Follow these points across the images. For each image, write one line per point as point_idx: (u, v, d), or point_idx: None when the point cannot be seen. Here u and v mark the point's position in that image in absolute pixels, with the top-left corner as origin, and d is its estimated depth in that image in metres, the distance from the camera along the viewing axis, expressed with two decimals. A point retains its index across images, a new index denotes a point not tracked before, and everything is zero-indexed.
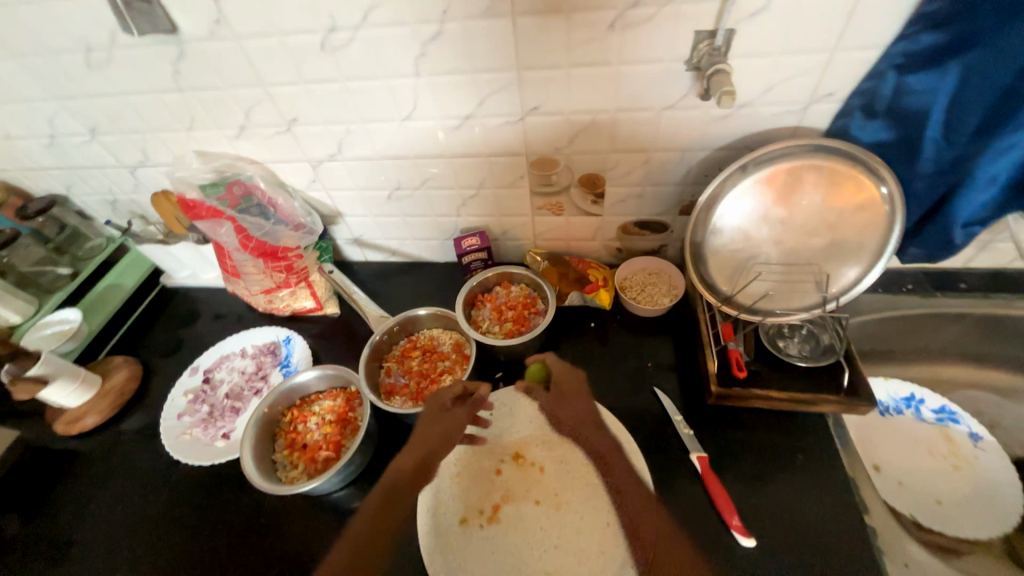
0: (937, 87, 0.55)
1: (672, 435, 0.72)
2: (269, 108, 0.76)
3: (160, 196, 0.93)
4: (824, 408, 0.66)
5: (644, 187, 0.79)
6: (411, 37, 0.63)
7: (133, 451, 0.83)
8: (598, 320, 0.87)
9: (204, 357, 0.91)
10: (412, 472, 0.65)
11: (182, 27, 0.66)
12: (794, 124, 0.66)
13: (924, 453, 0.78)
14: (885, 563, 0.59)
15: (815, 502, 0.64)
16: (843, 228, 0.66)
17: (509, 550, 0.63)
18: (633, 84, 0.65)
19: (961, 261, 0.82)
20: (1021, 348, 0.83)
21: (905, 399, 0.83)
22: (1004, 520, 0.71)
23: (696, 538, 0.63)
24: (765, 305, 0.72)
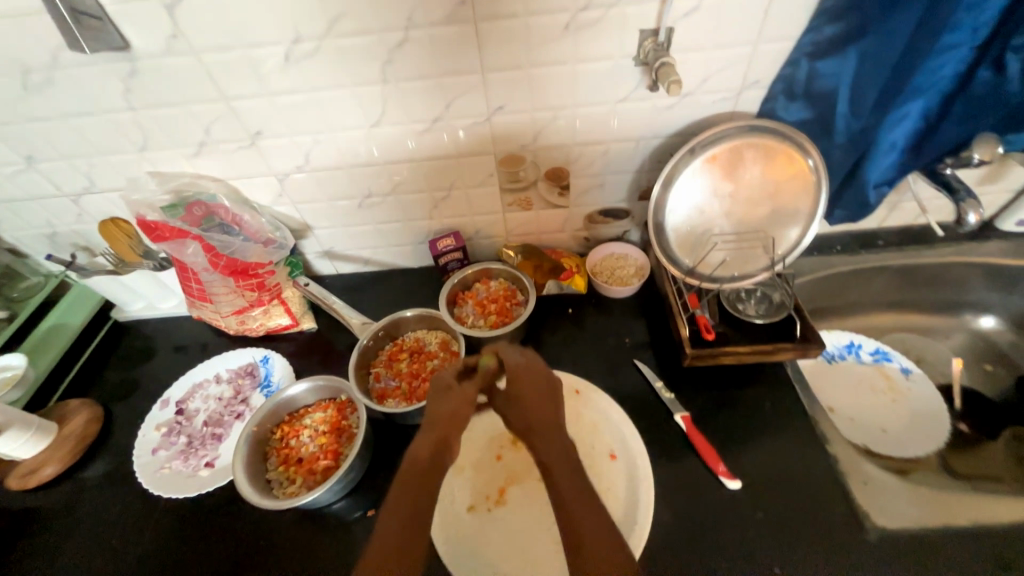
0: (842, 69, 0.65)
1: (656, 401, 0.77)
2: (231, 122, 0.75)
3: (110, 224, 0.89)
4: (783, 356, 0.73)
5: (605, 177, 0.86)
6: (377, 46, 0.66)
7: (103, 497, 0.77)
8: (574, 306, 0.92)
9: (174, 388, 0.86)
10: (432, 456, 0.57)
11: (135, 44, 0.65)
12: (729, 110, 0.75)
13: (867, 391, 0.89)
14: (848, 482, 0.67)
15: (788, 442, 0.71)
16: (781, 196, 0.75)
17: (520, 528, 0.66)
18: (588, 81, 0.71)
19: (876, 221, 0.94)
20: (930, 292, 0.98)
21: (846, 346, 0.94)
22: (937, 438, 0.83)
23: (691, 489, 0.68)
24: (723, 273, 0.80)
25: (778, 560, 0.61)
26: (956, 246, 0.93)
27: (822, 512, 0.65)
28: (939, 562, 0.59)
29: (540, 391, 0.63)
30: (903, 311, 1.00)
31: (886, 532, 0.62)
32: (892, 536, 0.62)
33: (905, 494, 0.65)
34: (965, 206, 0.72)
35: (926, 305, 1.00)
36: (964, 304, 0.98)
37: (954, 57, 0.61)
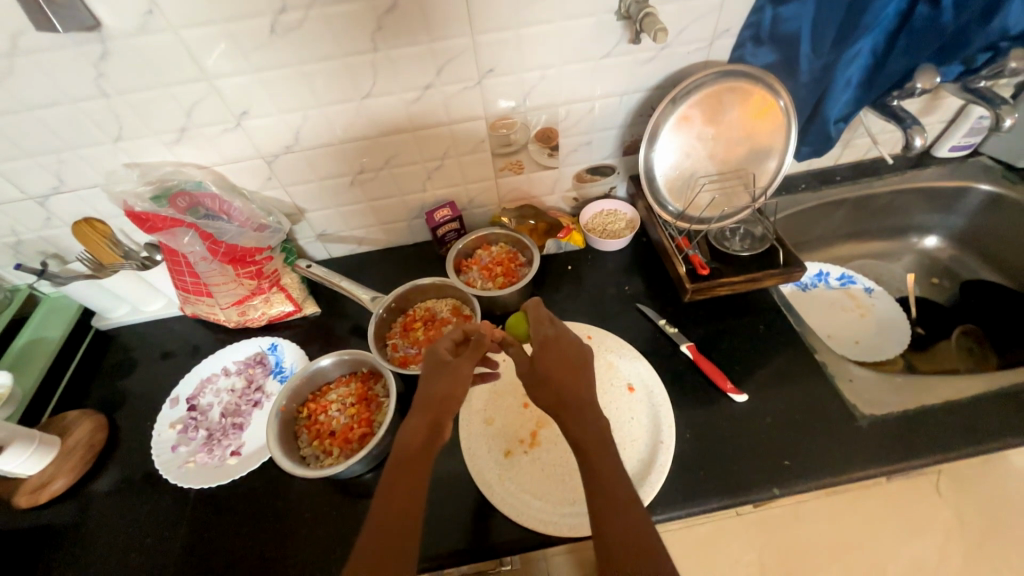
0: (802, 12, 0.72)
1: (662, 338, 0.83)
2: (215, 103, 0.72)
3: (85, 226, 0.84)
4: (766, 283, 0.81)
5: (592, 135, 0.89)
6: (367, 12, 0.66)
7: (126, 501, 0.75)
8: (573, 262, 0.97)
9: (182, 386, 0.84)
10: (425, 438, 0.58)
11: (107, 23, 0.61)
12: (704, 59, 0.80)
13: (839, 311, 0.99)
14: (837, 382, 0.76)
15: (781, 357, 0.79)
16: (755, 137, 0.81)
17: (556, 464, 0.70)
18: (574, 37, 0.74)
19: (833, 159, 1.04)
20: (882, 219, 1.09)
21: (816, 276, 1.03)
22: (901, 342, 0.94)
23: (704, 409, 0.75)
24: (711, 213, 0.86)
25: (788, 455, 0.69)
26: (901, 175, 1.04)
27: (819, 411, 0.73)
28: (918, 436, 0.69)
29: (557, 365, 0.61)
30: (860, 239, 1.12)
31: (874, 420, 0.71)
32: (879, 420, 0.71)
33: (886, 385, 0.75)
34: (911, 132, 0.79)
35: (879, 232, 1.11)
36: (911, 227, 1.10)
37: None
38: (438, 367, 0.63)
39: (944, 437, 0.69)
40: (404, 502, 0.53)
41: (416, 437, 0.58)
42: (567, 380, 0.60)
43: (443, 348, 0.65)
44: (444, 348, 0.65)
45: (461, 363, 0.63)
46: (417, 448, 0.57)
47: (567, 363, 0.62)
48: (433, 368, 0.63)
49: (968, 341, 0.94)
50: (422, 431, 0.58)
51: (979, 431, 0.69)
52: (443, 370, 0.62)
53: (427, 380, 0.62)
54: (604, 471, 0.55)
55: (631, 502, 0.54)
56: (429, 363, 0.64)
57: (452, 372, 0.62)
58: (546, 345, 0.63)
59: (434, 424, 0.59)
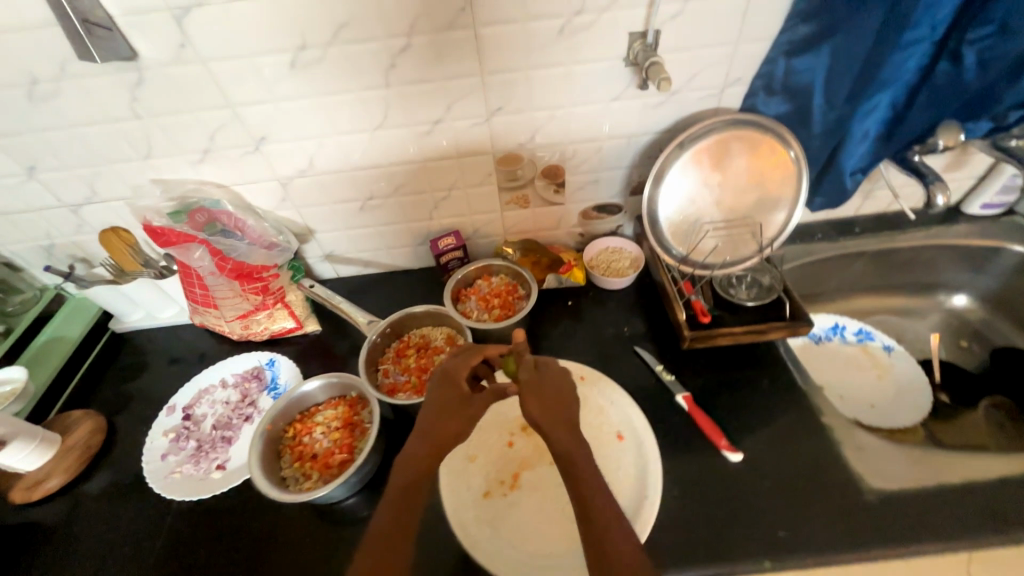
0: (816, 65, 0.70)
1: (657, 384, 0.80)
2: (236, 129, 0.76)
3: (111, 234, 0.89)
4: (774, 334, 0.77)
5: (599, 173, 0.89)
6: (381, 52, 0.69)
7: (113, 505, 0.77)
8: (574, 298, 0.96)
9: (180, 394, 0.86)
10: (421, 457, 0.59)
11: (143, 54, 0.66)
12: (714, 105, 0.79)
13: (853, 369, 0.94)
14: (842, 448, 0.71)
15: (784, 416, 0.75)
16: (765, 185, 0.79)
17: (535, 510, 0.68)
18: (583, 81, 0.75)
19: (853, 209, 1.00)
20: (905, 273, 1.04)
21: (831, 329, 0.99)
22: (920, 409, 0.88)
23: (696, 465, 0.71)
24: (715, 259, 0.85)
25: (784, 524, 0.65)
26: (927, 230, 0.99)
27: (821, 478, 0.68)
28: (931, 516, 0.64)
29: (553, 393, 0.63)
30: (882, 293, 1.06)
31: (882, 494, 0.66)
32: (888, 496, 0.66)
33: (896, 457, 0.69)
34: (933, 188, 0.76)
35: (902, 287, 1.06)
36: (938, 284, 1.04)
37: (917, 51, 0.66)
38: (444, 402, 0.63)
39: (960, 520, 0.63)
40: (400, 530, 0.54)
41: (412, 467, 0.58)
42: (559, 407, 0.62)
43: (448, 370, 0.65)
44: (462, 376, 0.65)
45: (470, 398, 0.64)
46: (414, 478, 0.58)
47: (561, 392, 0.63)
48: (439, 401, 0.63)
49: (999, 414, 0.87)
50: (416, 461, 0.59)
51: (1001, 518, 0.63)
52: (449, 403, 0.63)
53: (436, 413, 0.62)
54: (598, 497, 0.56)
55: (624, 530, 0.53)
56: (440, 395, 0.63)
57: (452, 397, 0.63)
58: (544, 376, 0.65)
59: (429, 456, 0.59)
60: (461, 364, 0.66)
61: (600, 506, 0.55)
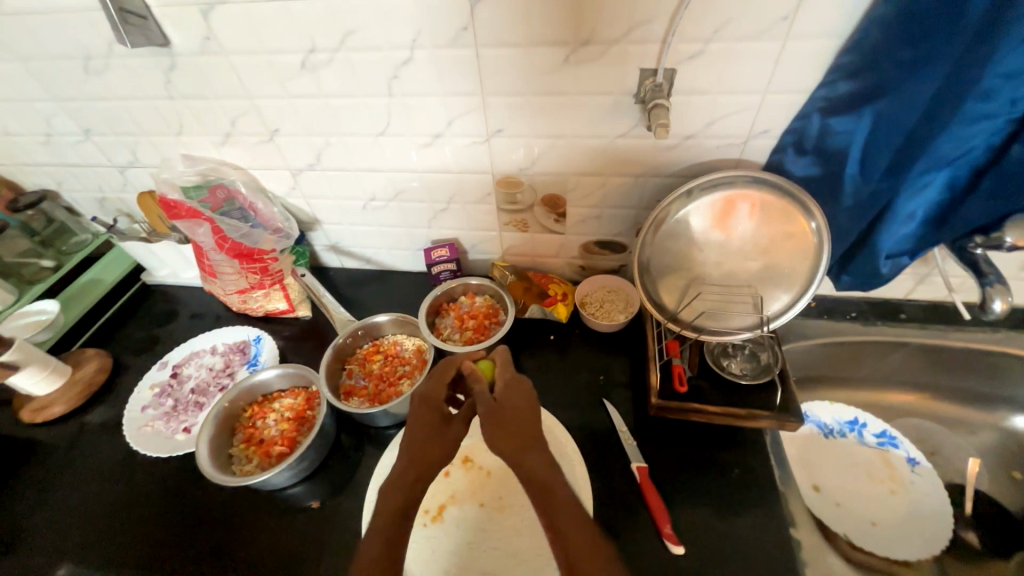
0: (855, 128, 0.60)
1: (616, 446, 0.75)
2: (254, 118, 0.81)
3: (147, 197, 0.98)
4: (758, 423, 0.69)
5: (603, 210, 0.84)
6: (385, 62, 0.69)
7: (96, 442, 0.85)
8: (557, 333, 0.91)
9: (174, 353, 0.94)
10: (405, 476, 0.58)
11: (175, 42, 0.72)
12: (736, 156, 0.72)
13: (863, 476, 0.80)
14: (807, 571, 0.63)
15: (747, 516, 0.67)
16: (775, 253, 0.71)
17: (449, 550, 0.66)
18: (588, 113, 0.70)
19: (902, 292, 0.86)
20: (956, 377, 0.88)
21: (849, 422, 0.86)
22: (932, 545, 0.74)
23: (631, 546, 0.65)
24: (704, 323, 0.77)
25: None
26: (992, 333, 0.83)
27: None
28: None
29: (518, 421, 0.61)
30: (924, 394, 0.91)
31: None
32: None
33: None
34: (990, 291, 0.64)
35: (950, 392, 0.90)
36: (997, 398, 0.87)
37: (988, 128, 0.55)
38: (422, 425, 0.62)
39: None
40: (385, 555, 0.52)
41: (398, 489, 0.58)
42: (516, 424, 0.60)
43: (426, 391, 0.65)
44: (438, 398, 0.65)
45: (452, 420, 0.64)
46: (404, 501, 0.57)
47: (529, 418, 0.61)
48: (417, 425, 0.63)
49: None
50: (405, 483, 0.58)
51: None
52: (428, 427, 0.62)
53: (417, 437, 0.62)
54: (567, 518, 0.52)
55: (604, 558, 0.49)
56: (422, 420, 0.63)
57: (428, 418, 0.63)
58: (506, 395, 0.63)
59: (416, 478, 0.58)
60: (434, 387, 0.65)
61: (572, 523, 0.52)
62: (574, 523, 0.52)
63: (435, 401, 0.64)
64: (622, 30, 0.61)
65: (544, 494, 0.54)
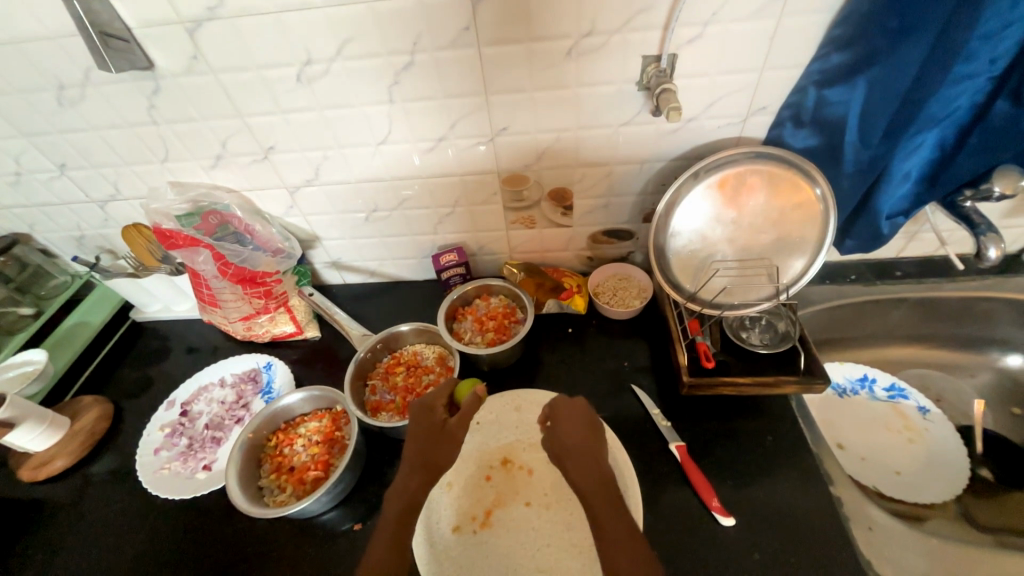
0: (850, 98, 0.63)
1: (651, 429, 0.76)
2: (247, 138, 0.78)
3: (133, 230, 0.94)
4: (786, 389, 0.72)
5: (609, 199, 0.85)
6: (385, 68, 0.68)
7: (108, 493, 0.80)
8: (575, 325, 0.91)
9: (180, 390, 0.90)
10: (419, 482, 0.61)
11: (159, 64, 0.69)
12: (736, 134, 0.74)
13: (881, 429, 0.84)
14: (852, 527, 0.65)
15: (786, 480, 0.69)
16: (785, 224, 0.74)
17: (503, 553, 0.66)
18: (592, 104, 0.71)
19: (894, 251, 0.91)
20: (951, 326, 0.93)
21: (859, 380, 0.89)
22: (955, 485, 0.78)
23: (682, 524, 0.66)
24: (724, 299, 0.79)
25: None
26: (980, 280, 0.89)
27: (824, 557, 0.62)
28: None
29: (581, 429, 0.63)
30: (924, 344, 0.96)
31: None
32: None
33: (910, 544, 0.64)
34: (985, 239, 0.67)
35: (948, 340, 0.95)
36: (991, 340, 0.93)
37: (970, 87, 0.59)
38: (429, 433, 0.63)
39: None
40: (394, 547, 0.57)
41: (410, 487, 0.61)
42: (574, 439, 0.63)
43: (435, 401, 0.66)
44: (438, 405, 0.66)
45: (453, 424, 0.64)
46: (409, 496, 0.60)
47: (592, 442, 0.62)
48: (425, 432, 0.63)
49: None
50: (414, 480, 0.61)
51: None
52: (432, 432, 0.63)
53: (424, 444, 0.63)
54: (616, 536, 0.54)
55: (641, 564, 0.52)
56: (423, 425, 0.64)
57: (431, 423, 0.64)
58: (560, 406, 0.66)
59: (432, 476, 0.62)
60: (437, 396, 0.67)
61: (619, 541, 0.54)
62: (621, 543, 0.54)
63: (439, 408, 0.65)
64: (623, 19, 0.62)
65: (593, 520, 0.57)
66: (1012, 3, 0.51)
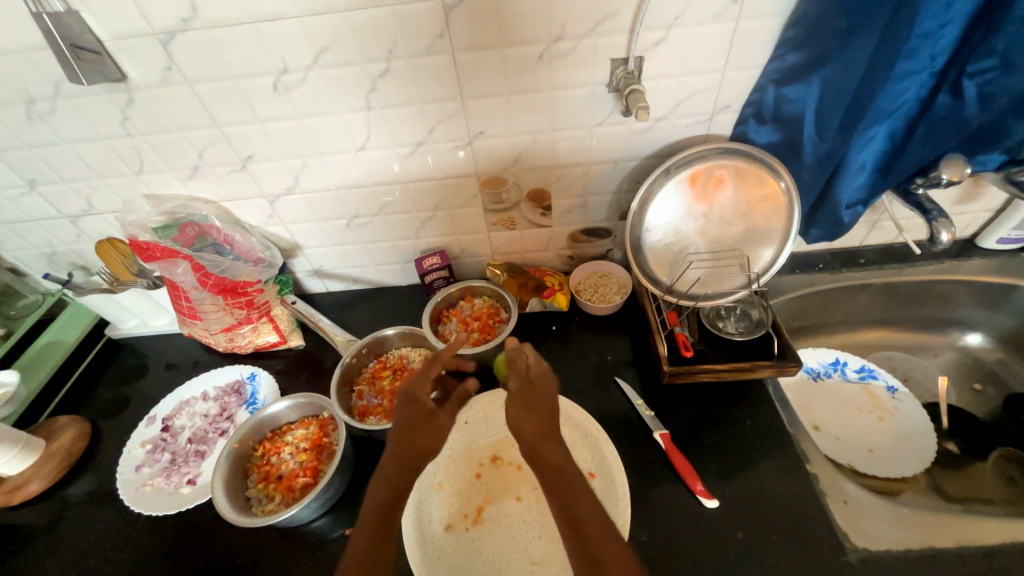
0: (806, 94, 0.68)
1: (636, 419, 0.78)
2: (223, 147, 0.78)
3: (106, 244, 0.92)
4: (761, 373, 0.75)
5: (586, 198, 0.87)
6: (362, 76, 0.69)
7: (88, 515, 0.78)
8: (559, 323, 0.93)
9: (162, 406, 0.89)
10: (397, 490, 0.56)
11: (132, 75, 0.69)
12: (703, 132, 0.77)
13: (853, 410, 0.88)
14: (828, 502, 0.68)
15: (765, 462, 0.72)
16: (753, 215, 0.78)
17: (495, 548, 0.66)
18: (564, 106, 0.74)
19: (857, 239, 0.96)
20: (913, 310, 0.98)
21: (831, 363, 0.93)
22: (924, 458, 0.81)
23: (667, 509, 0.68)
24: (700, 290, 0.82)
25: None
26: (938, 264, 0.94)
27: (804, 533, 0.65)
28: None
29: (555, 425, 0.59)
30: (890, 327, 1.00)
31: (865, 555, 0.63)
32: (870, 558, 0.62)
33: (887, 515, 0.66)
34: (937, 225, 0.71)
35: (912, 323, 1.00)
36: (951, 321, 0.98)
37: (915, 82, 0.63)
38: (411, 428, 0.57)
39: None
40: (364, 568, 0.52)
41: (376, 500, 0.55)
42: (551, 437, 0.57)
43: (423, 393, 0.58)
44: (425, 392, 0.58)
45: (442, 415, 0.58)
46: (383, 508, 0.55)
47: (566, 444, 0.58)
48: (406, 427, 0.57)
49: (1011, 468, 0.80)
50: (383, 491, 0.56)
51: None
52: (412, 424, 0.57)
53: (403, 438, 0.56)
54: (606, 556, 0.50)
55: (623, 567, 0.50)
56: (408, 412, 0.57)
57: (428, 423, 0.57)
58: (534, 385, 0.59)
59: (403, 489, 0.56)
60: (423, 381, 0.58)
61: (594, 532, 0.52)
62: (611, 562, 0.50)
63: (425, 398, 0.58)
64: (591, 24, 0.65)
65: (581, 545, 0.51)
66: (946, 5, 0.56)
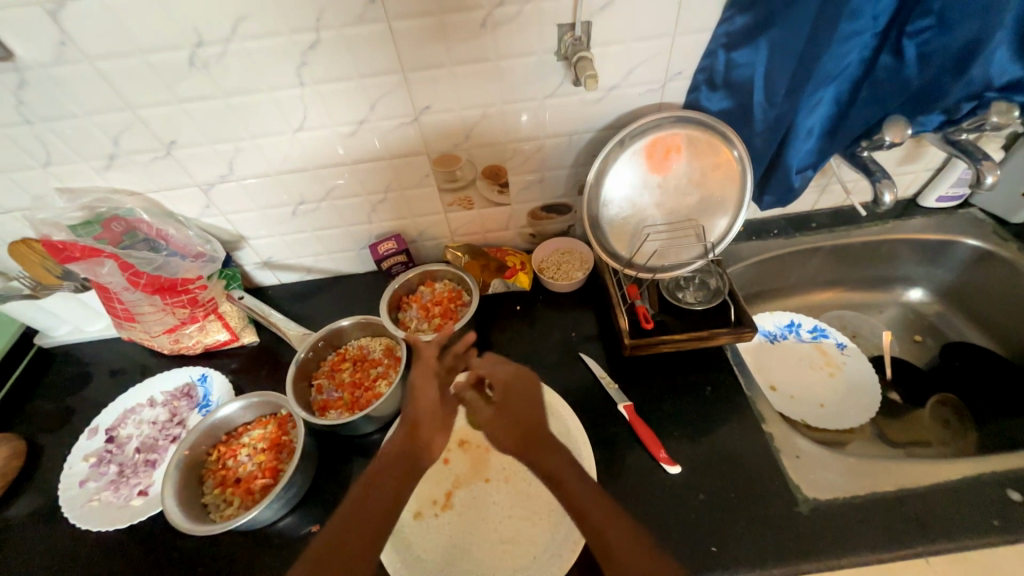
0: (755, 59, 0.67)
1: (601, 393, 0.79)
2: (142, 133, 0.71)
3: (20, 246, 0.81)
4: (720, 340, 0.76)
5: (543, 173, 0.85)
6: (290, 48, 0.63)
7: (30, 537, 0.73)
8: (523, 302, 0.92)
9: (104, 416, 0.83)
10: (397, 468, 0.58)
11: (20, 53, 0.61)
12: (657, 100, 0.76)
13: (807, 368, 0.92)
14: (782, 457, 0.71)
15: (725, 425, 0.74)
16: (707, 184, 0.78)
17: (466, 529, 0.67)
18: (513, 76, 0.70)
19: (809, 204, 0.98)
20: (861, 270, 1.02)
21: (787, 326, 0.97)
22: (870, 409, 0.86)
23: (633, 477, 0.70)
24: (659, 262, 0.83)
25: (716, 539, 0.64)
26: (883, 225, 0.97)
27: (760, 490, 0.68)
28: (862, 528, 0.64)
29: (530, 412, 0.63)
30: (841, 287, 1.05)
31: (816, 504, 0.66)
32: (821, 506, 0.66)
33: (835, 466, 0.70)
34: (881, 186, 0.72)
35: (859, 282, 1.04)
36: (895, 278, 1.03)
37: (859, 43, 0.62)
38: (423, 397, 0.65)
39: (890, 529, 0.64)
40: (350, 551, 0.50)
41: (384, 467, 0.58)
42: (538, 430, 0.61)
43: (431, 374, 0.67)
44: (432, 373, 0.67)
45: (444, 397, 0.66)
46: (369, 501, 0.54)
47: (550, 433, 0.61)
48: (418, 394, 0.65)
49: (946, 411, 0.87)
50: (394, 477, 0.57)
51: (922, 525, 0.64)
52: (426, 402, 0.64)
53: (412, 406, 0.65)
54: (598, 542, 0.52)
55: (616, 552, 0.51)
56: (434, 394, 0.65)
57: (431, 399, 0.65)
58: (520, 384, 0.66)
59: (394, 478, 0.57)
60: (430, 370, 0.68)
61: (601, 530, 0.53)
62: (625, 556, 0.51)
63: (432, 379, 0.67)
64: None
65: (597, 537, 0.52)
66: None
